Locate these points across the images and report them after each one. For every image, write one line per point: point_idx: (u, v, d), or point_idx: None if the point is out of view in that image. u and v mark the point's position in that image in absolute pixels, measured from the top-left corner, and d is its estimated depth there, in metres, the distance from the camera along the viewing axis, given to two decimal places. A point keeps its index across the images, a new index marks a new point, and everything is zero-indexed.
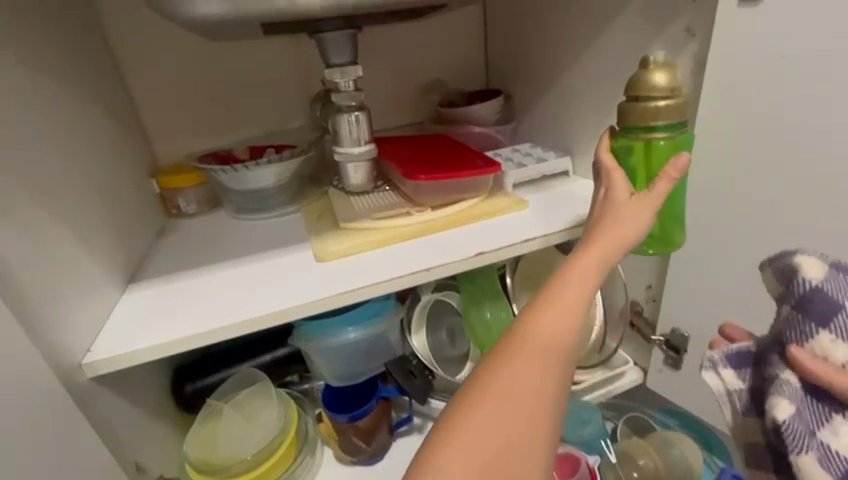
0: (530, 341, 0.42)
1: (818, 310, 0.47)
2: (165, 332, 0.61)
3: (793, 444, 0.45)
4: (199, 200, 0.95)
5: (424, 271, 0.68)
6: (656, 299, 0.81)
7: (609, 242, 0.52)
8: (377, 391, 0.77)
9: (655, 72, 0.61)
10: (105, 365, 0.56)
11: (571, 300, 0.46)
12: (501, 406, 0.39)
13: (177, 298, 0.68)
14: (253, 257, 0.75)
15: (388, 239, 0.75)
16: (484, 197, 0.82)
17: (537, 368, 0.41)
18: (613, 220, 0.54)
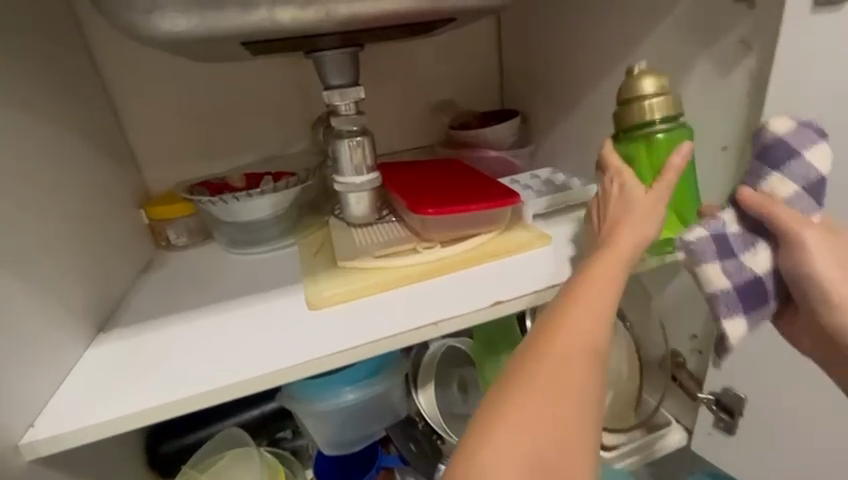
0: (545, 355, 0.42)
1: (769, 156, 0.51)
2: (121, 402, 0.52)
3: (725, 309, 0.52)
4: (190, 232, 0.88)
5: (433, 324, 0.58)
6: (702, 351, 0.70)
7: (621, 250, 0.50)
8: (377, 460, 0.68)
9: (643, 76, 0.57)
10: (64, 441, 0.49)
11: (586, 312, 0.44)
12: (534, 424, 0.39)
13: (148, 351, 0.59)
14: (238, 302, 0.66)
15: (391, 282, 0.65)
16: (498, 232, 0.73)
17: (563, 381, 0.41)
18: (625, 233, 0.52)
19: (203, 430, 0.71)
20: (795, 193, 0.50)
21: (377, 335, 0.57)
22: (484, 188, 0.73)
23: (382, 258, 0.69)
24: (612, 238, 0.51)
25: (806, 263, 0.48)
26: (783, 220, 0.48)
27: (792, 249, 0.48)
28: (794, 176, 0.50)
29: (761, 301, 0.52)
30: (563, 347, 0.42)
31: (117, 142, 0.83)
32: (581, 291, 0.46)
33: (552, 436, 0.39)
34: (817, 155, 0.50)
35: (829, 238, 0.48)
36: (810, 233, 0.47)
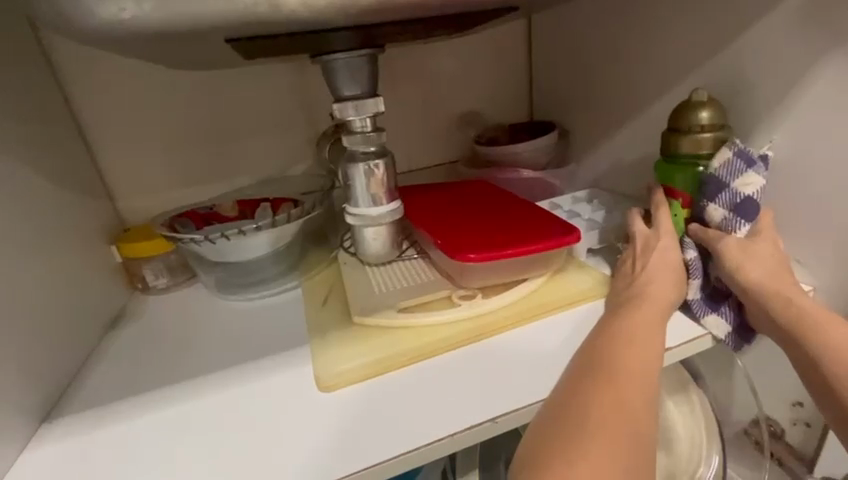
0: (604, 394, 0.38)
1: (709, 185, 0.52)
2: None
3: (701, 312, 0.51)
4: (172, 270, 0.74)
5: (490, 420, 0.42)
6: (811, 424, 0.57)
7: (658, 298, 0.48)
8: None
9: (701, 107, 0.52)
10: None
11: (639, 358, 0.41)
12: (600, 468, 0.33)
13: (110, 455, 0.44)
14: (226, 374, 0.52)
15: (425, 350, 0.50)
16: (550, 275, 0.59)
17: (627, 422, 0.36)
18: (658, 283, 0.50)
19: None
20: (728, 217, 0.52)
21: (417, 437, 0.41)
22: (531, 222, 0.60)
23: (411, 314, 0.54)
24: (644, 289, 0.49)
25: (745, 274, 0.49)
26: (724, 242, 0.51)
27: (726, 261, 0.50)
28: (741, 218, 0.52)
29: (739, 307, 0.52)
30: (616, 396, 0.38)
31: (82, 167, 0.69)
32: (628, 336, 0.43)
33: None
34: (748, 181, 0.51)
35: (747, 250, 0.50)
36: (725, 242, 0.50)
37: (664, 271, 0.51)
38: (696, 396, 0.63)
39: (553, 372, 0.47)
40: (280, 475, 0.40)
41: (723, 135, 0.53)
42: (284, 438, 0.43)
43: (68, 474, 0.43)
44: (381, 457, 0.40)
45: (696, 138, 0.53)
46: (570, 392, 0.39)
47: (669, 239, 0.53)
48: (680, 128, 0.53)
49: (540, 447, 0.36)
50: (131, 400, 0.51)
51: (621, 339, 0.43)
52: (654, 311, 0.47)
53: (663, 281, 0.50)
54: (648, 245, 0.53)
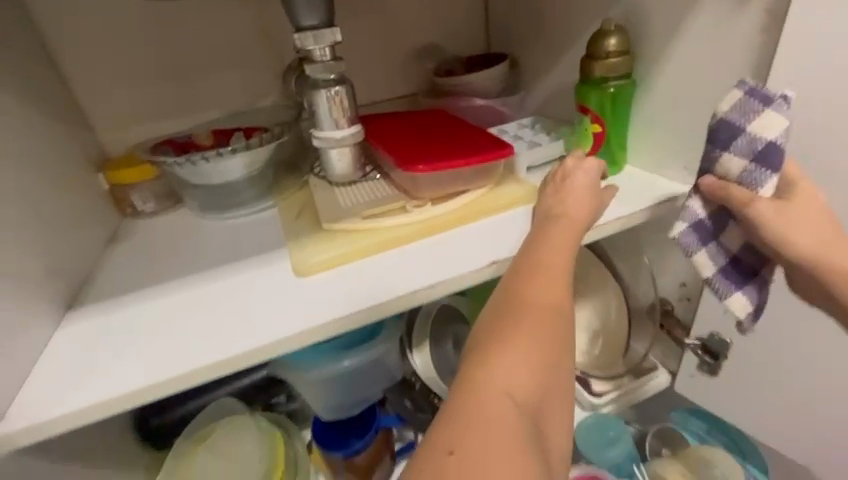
0: (521, 314, 0.40)
1: (726, 136, 0.52)
2: (101, 381, 0.48)
3: (691, 250, 0.56)
4: (157, 197, 0.81)
5: (430, 287, 0.55)
6: (691, 298, 0.71)
7: (566, 229, 0.51)
8: (375, 422, 0.62)
9: (608, 35, 0.62)
10: (63, 424, 0.45)
11: (554, 277, 0.43)
12: (518, 375, 0.36)
13: (129, 329, 0.55)
14: (214, 271, 0.62)
15: (383, 245, 0.61)
16: (490, 187, 0.70)
17: (546, 327, 0.39)
18: (570, 215, 0.53)
19: (189, 402, 0.67)
20: (751, 169, 0.51)
21: (373, 301, 0.54)
22: (474, 140, 0.70)
23: (372, 219, 0.65)
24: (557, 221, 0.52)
25: (776, 232, 0.50)
26: (757, 204, 0.51)
27: (765, 225, 0.51)
28: (766, 171, 0.50)
29: (752, 271, 0.55)
30: (531, 314, 0.40)
31: (60, 100, 0.73)
32: (540, 259, 0.45)
33: (542, 380, 0.37)
34: (769, 127, 0.49)
35: (782, 209, 0.51)
36: (758, 206, 0.50)
37: (578, 202, 0.54)
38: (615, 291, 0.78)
39: (485, 256, 0.59)
40: (270, 330, 0.51)
41: (626, 58, 0.64)
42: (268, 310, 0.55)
43: (96, 344, 0.54)
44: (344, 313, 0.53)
45: (604, 64, 0.63)
46: (494, 309, 0.41)
47: (587, 165, 0.58)
48: (592, 55, 0.64)
49: (466, 367, 0.38)
50: (139, 293, 0.61)
51: (539, 255, 0.46)
52: (566, 242, 0.49)
53: (576, 202, 0.54)
54: (569, 175, 0.58)
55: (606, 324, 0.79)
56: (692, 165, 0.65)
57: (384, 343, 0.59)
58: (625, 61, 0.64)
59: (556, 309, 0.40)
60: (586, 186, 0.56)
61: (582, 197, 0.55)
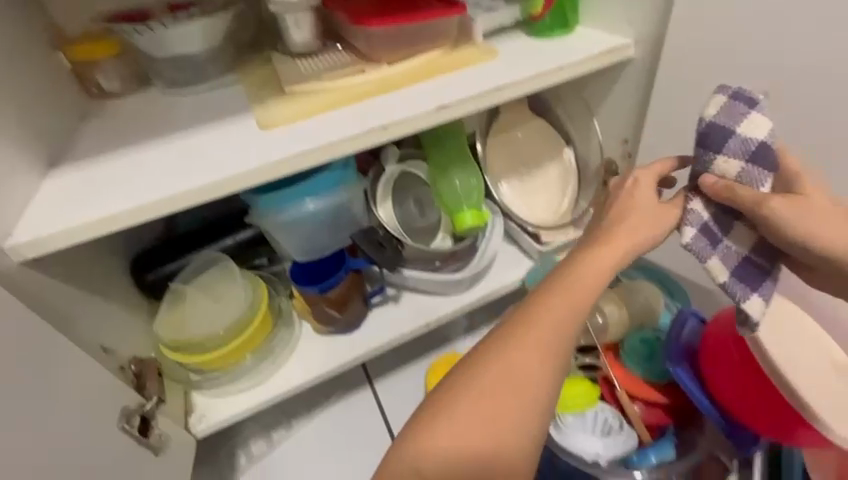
0: (517, 339, 0.44)
1: (718, 136, 0.49)
2: (95, 209, 0.55)
3: (702, 257, 0.50)
4: (123, 77, 0.82)
5: (381, 128, 0.61)
6: (632, 154, 0.74)
7: (619, 243, 0.47)
8: (346, 263, 0.73)
9: None
10: (66, 237, 0.53)
11: (567, 310, 0.45)
12: (485, 403, 0.42)
13: (113, 175, 0.61)
14: (186, 133, 0.66)
15: (341, 100, 0.65)
16: (446, 49, 0.72)
17: (538, 353, 0.43)
18: (629, 220, 0.49)
19: (178, 261, 0.72)
20: (747, 167, 0.49)
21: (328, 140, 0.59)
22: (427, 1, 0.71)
23: (331, 80, 0.68)
24: (612, 231, 0.48)
25: (802, 229, 0.46)
26: (772, 199, 0.46)
27: (783, 221, 0.46)
28: (760, 167, 0.49)
29: (762, 273, 0.50)
30: (524, 347, 0.43)
31: None
32: (563, 284, 0.46)
33: (512, 402, 0.42)
34: (755, 124, 0.48)
35: (797, 202, 0.47)
36: (773, 203, 0.46)
37: (617, 227, 0.48)
38: (568, 158, 0.85)
39: (432, 102, 0.63)
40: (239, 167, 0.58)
41: None
42: (235, 154, 0.60)
43: (85, 186, 0.60)
44: (300, 150, 0.58)
45: None
46: (501, 327, 0.45)
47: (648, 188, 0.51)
48: None
49: (453, 377, 0.44)
50: (120, 151, 0.66)
51: (565, 282, 0.46)
52: (611, 263, 0.46)
53: (615, 240, 0.47)
54: (629, 190, 0.51)
55: (557, 187, 0.85)
56: (636, 18, 0.67)
57: (346, 193, 0.68)
58: None
59: (544, 351, 0.43)
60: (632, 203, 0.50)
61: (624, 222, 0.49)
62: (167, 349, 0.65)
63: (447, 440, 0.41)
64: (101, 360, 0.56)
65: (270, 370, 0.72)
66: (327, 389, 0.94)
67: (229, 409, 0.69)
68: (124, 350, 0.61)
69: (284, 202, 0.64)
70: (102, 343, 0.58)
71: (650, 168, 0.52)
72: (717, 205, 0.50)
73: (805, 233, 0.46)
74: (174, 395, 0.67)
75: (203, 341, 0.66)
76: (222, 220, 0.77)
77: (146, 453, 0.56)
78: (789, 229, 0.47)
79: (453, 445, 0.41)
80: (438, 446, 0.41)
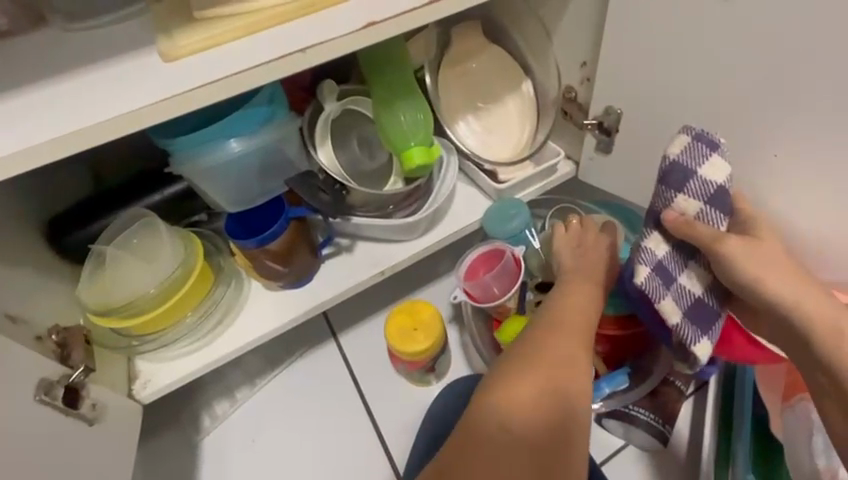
0: (556, 328, 0.59)
1: (682, 177, 0.57)
2: None
3: (655, 296, 0.59)
4: (11, 16, 0.68)
5: (301, 51, 0.55)
6: (591, 77, 0.68)
7: (594, 271, 0.67)
8: (286, 213, 0.68)
9: None
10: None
11: (580, 309, 0.62)
12: (549, 370, 0.55)
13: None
14: (85, 68, 0.57)
15: (259, 26, 0.57)
16: None
17: (574, 341, 0.58)
18: (591, 255, 0.68)
19: (100, 220, 0.65)
20: (705, 209, 0.58)
21: (244, 66, 0.54)
22: None
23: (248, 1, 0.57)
24: (580, 260, 0.68)
25: (753, 274, 0.56)
26: (728, 242, 0.56)
27: (736, 263, 0.56)
28: (714, 211, 0.58)
29: (711, 313, 0.61)
30: (565, 337, 0.58)
31: None
32: (572, 293, 0.64)
33: (570, 373, 0.55)
34: (714, 169, 0.57)
35: (754, 247, 0.56)
36: (729, 243, 0.56)
37: (586, 269, 0.67)
38: (527, 90, 0.78)
39: (359, 21, 0.56)
40: (141, 104, 0.52)
41: None
42: (140, 90, 0.53)
43: None
44: (212, 80, 0.53)
45: None
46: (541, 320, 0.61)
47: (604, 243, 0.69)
48: None
49: (519, 355, 0.57)
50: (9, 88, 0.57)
51: (569, 293, 0.64)
52: (590, 282, 0.66)
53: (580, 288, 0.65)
54: (587, 239, 0.70)
55: (515, 122, 0.79)
56: None
57: (276, 133, 0.63)
58: None
59: (578, 338, 0.59)
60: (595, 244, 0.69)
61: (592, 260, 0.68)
62: (93, 313, 0.61)
63: (526, 397, 0.53)
64: (6, 329, 0.50)
65: (215, 329, 0.68)
66: (288, 347, 0.91)
67: (176, 370, 0.66)
68: (39, 318, 0.56)
69: (203, 145, 0.59)
70: (7, 311, 0.52)
71: (579, 229, 0.71)
72: (675, 258, 0.60)
73: (752, 280, 0.56)
74: (110, 361, 0.63)
75: (131, 302, 0.61)
76: (149, 173, 0.70)
77: (77, 423, 0.53)
78: (733, 268, 0.56)
79: (534, 404, 0.52)
80: (522, 405, 0.52)
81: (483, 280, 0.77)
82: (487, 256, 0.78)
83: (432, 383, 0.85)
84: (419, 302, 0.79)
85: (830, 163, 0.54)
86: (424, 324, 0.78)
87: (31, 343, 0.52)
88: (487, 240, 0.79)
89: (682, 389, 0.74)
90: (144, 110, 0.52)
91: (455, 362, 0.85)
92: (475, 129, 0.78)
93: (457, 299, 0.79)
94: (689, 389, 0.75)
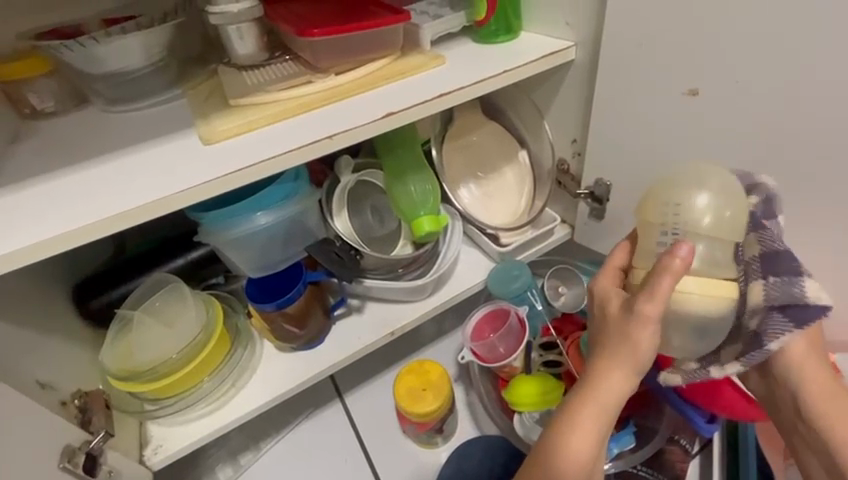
0: (575, 418, 0.51)
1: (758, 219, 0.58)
2: (26, 236, 0.52)
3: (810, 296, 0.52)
4: (58, 96, 0.76)
5: (328, 138, 0.61)
6: (581, 152, 0.76)
7: (639, 335, 0.49)
8: (304, 277, 0.73)
9: None
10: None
11: (613, 383, 0.50)
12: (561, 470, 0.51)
13: (43, 197, 0.58)
14: (129, 150, 0.64)
15: (288, 112, 0.65)
16: (396, 57, 0.72)
17: (592, 431, 0.51)
18: (638, 318, 0.49)
19: (124, 285, 0.69)
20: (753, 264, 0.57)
21: (275, 152, 0.60)
22: (373, 10, 0.71)
23: (277, 92, 0.67)
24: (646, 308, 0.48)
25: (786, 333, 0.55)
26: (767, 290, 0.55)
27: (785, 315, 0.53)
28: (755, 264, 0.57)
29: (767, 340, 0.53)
30: (584, 425, 0.51)
31: None
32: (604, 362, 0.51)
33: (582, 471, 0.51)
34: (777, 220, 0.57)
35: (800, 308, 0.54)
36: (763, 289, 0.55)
37: (614, 351, 0.50)
38: (523, 160, 0.85)
39: (380, 111, 0.64)
40: (181, 183, 0.57)
41: None
42: (181, 171, 0.59)
43: (13, 207, 0.57)
44: (244, 166, 0.58)
45: None
46: (566, 401, 0.53)
47: (650, 325, 0.49)
48: None
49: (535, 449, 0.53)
50: (57, 170, 0.63)
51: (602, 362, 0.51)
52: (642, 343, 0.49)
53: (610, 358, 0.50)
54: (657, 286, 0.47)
55: (514, 189, 0.85)
56: (575, 20, 0.69)
57: (300, 205, 0.70)
58: None
59: (598, 423, 0.51)
60: (631, 327, 0.49)
61: (621, 344, 0.50)
62: (115, 380, 0.63)
63: None
64: (36, 396, 0.52)
65: (228, 391, 0.70)
66: (295, 409, 0.91)
67: (188, 434, 0.66)
68: (65, 385, 0.58)
69: (235, 217, 0.66)
70: (37, 378, 0.54)
71: (671, 264, 0.47)
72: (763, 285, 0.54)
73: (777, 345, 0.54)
74: (125, 428, 0.64)
75: (154, 368, 0.63)
76: (173, 240, 0.75)
77: None
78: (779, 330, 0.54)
79: None
80: None
81: (490, 340, 0.80)
82: (492, 315, 0.82)
83: (439, 446, 0.84)
84: (427, 363, 0.82)
85: (806, 231, 0.59)
86: (432, 385, 0.80)
87: (56, 408, 0.54)
88: (494, 299, 0.83)
89: (687, 448, 0.75)
90: (184, 190, 0.56)
91: (462, 423, 0.86)
92: (475, 195, 0.85)
93: (465, 359, 0.82)
94: (694, 448, 0.76)
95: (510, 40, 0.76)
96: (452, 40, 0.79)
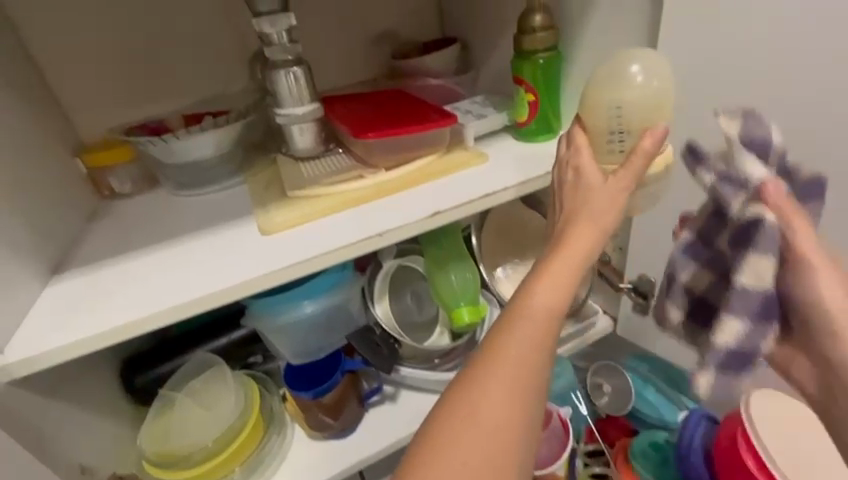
0: (528, 305, 0.43)
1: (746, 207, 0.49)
2: (98, 322, 0.55)
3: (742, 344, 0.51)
4: (135, 180, 0.85)
5: (379, 234, 0.64)
6: (623, 246, 0.75)
7: (598, 216, 0.48)
8: (342, 364, 0.73)
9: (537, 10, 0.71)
10: (34, 365, 0.50)
11: (564, 274, 0.44)
12: (507, 371, 0.41)
13: (111, 284, 0.61)
14: (190, 236, 0.69)
15: (339, 206, 0.69)
16: (441, 154, 0.77)
17: (545, 313, 0.43)
18: (600, 207, 0.48)
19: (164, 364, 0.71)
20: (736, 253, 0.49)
21: (332, 245, 0.62)
22: (423, 113, 0.78)
23: (330, 185, 0.72)
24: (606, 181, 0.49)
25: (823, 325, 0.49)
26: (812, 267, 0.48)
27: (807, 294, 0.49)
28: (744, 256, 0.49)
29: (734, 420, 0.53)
30: (533, 316, 0.43)
31: (41, 89, 0.77)
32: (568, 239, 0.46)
33: (532, 380, 0.41)
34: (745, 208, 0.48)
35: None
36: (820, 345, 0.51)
37: (575, 220, 0.48)
38: None
39: (429, 208, 0.67)
40: (238, 275, 0.59)
41: (550, 31, 0.72)
42: (239, 263, 0.61)
43: (84, 294, 0.60)
44: (302, 259, 0.60)
45: (529, 37, 0.72)
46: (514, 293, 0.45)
47: (633, 170, 0.49)
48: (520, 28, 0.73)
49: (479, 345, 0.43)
50: (123, 255, 0.67)
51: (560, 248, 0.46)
52: (613, 203, 0.49)
53: (578, 234, 0.47)
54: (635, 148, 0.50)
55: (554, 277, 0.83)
56: None
57: (343, 294, 0.72)
58: (550, 36, 0.73)
59: (552, 309, 0.43)
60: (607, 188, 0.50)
61: (583, 221, 0.48)
62: (149, 467, 0.63)
63: (495, 390, 0.40)
64: None
65: None
66: None
67: None
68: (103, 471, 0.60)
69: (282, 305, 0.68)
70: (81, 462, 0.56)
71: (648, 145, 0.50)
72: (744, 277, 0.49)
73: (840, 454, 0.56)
74: None
75: (188, 455, 0.63)
76: (218, 317, 0.77)
77: None
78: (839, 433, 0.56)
79: (501, 397, 0.40)
80: (488, 397, 0.40)
81: None
82: None
83: None
84: None
85: None
86: None
87: None
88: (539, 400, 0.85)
89: None
90: (242, 281, 0.58)
91: None
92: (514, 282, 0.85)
93: None
94: None
95: (549, 138, 0.80)
96: (494, 137, 0.84)
